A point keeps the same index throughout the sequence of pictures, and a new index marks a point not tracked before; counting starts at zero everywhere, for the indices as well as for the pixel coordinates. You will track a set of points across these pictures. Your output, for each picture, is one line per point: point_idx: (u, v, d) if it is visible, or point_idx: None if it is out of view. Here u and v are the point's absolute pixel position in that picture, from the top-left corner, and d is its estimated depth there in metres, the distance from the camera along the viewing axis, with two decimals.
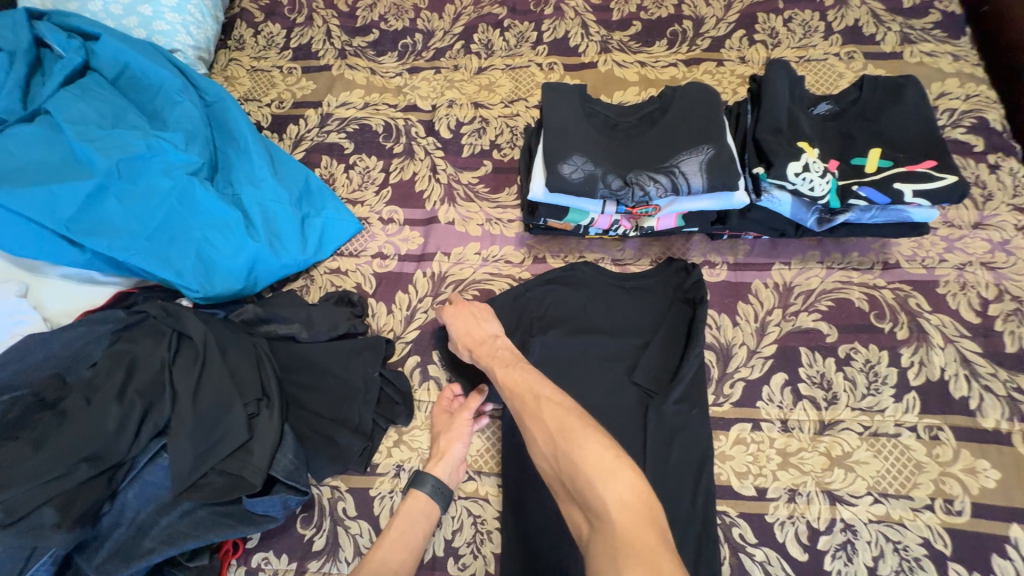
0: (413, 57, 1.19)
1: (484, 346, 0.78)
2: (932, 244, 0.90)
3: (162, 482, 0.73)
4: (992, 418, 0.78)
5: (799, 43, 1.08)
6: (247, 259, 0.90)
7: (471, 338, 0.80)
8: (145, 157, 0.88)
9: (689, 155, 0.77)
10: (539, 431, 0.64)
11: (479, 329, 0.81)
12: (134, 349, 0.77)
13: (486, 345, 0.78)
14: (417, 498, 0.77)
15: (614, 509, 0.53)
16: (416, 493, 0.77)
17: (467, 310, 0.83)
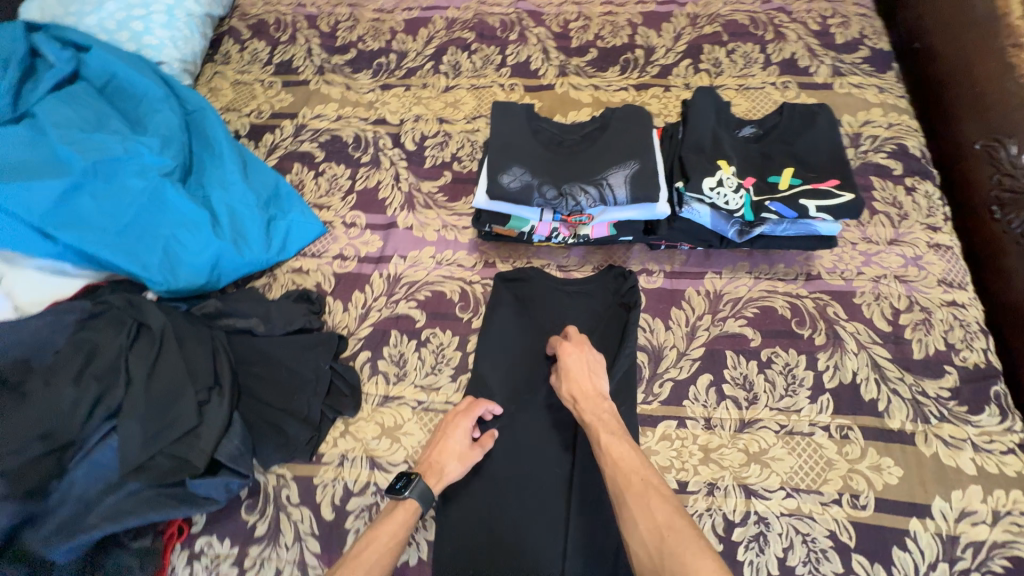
0: (386, 75, 1.28)
1: (594, 402, 0.79)
2: (851, 257, 0.97)
3: (109, 464, 0.76)
4: (897, 419, 0.84)
5: (740, 73, 1.17)
6: (211, 256, 0.96)
7: (586, 392, 0.80)
8: (122, 159, 0.95)
9: (616, 170, 0.85)
10: (643, 519, 0.65)
11: (591, 383, 0.81)
12: (95, 337, 0.82)
13: (596, 399, 0.79)
14: (405, 507, 0.75)
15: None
16: (407, 503, 0.75)
17: (588, 361, 0.82)
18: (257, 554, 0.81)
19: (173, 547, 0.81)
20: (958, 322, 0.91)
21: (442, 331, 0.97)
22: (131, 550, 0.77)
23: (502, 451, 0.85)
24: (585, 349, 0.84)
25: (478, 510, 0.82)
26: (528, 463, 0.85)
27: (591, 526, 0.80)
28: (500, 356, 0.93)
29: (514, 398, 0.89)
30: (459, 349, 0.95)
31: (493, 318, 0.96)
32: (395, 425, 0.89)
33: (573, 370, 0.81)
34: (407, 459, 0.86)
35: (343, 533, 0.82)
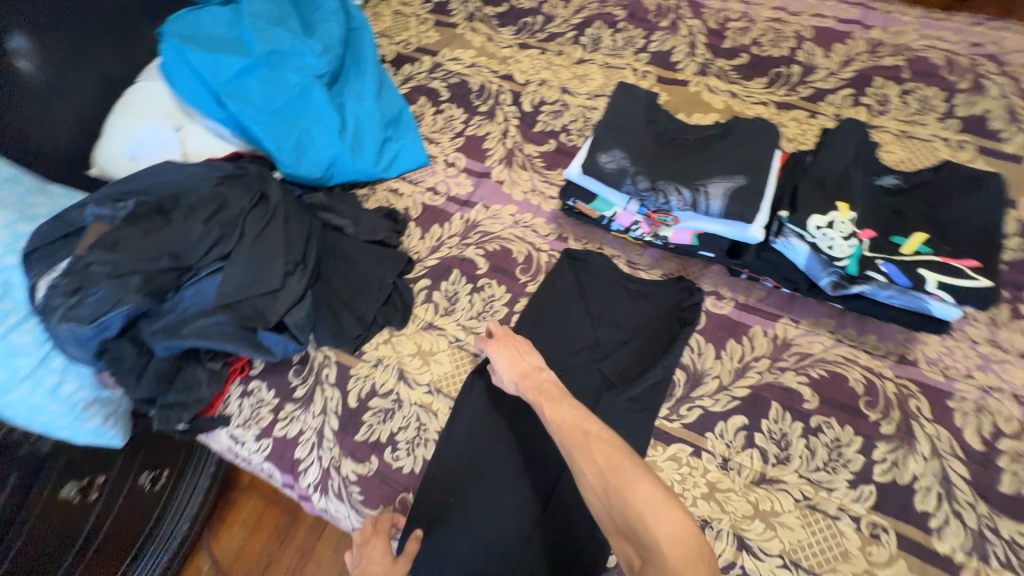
0: (527, 35, 1.31)
1: (527, 378, 0.80)
2: (964, 355, 0.84)
3: (209, 294, 0.91)
4: (948, 543, 0.73)
5: (908, 118, 1.01)
6: (331, 155, 1.09)
7: (513, 369, 0.81)
8: (289, 55, 1.10)
9: (719, 180, 0.81)
10: (589, 464, 0.63)
11: (519, 363, 0.82)
12: (228, 193, 0.98)
13: (523, 377, 0.80)
14: None
15: (664, 545, 0.54)
16: None
17: (515, 349, 0.84)
18: (290, 411, 0.95)
19: (234, 379, 0.98)
20: None
21: (497, 284, 1.01)
22: (206, 368, 0.93)
23: (509, 408, 0.88)
24: (512, 340, 0.86)
25: (473, 453, 0.85)
26: (531, 429, 0.86)
27: (570, 508, 0.80)
28: (543, 328, 0.94)
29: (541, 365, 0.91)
30: (506, 306, 0.99)
31: (543, 290, 0.98)
32: (429, 350, 0.97)
33: (501, 355, 0.84)
34: (430, 382, 0.94)
35: (358, 422, 0.92)
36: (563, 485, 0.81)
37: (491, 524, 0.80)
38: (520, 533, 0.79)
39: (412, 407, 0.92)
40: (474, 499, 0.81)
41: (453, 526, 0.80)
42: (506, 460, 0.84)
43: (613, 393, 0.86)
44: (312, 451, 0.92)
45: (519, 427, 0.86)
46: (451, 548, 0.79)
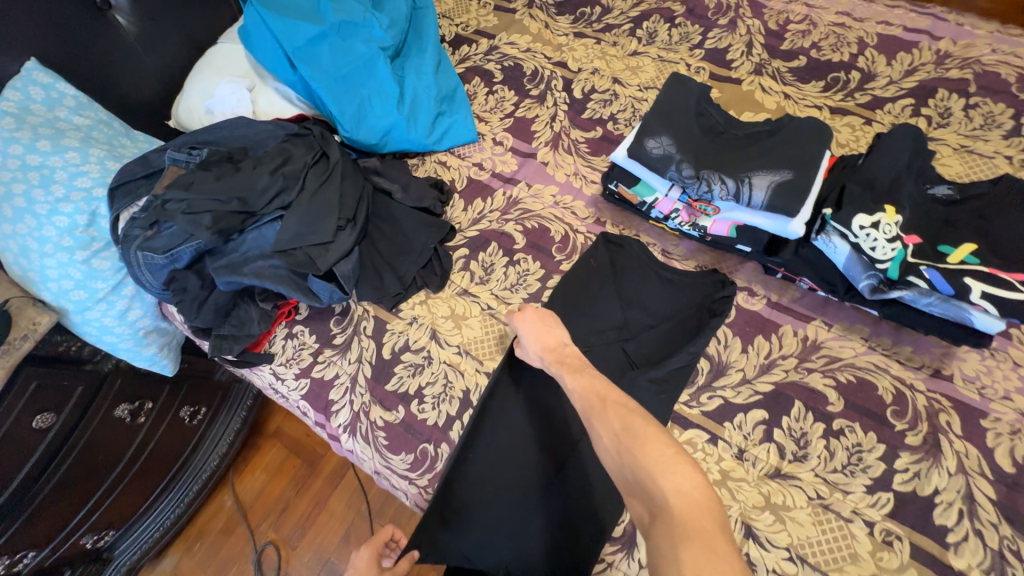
0: (584, 25, 1.34)
1: (552, 353, 0.82)
2: (1003, 376, 0.82)
3: (269, 240, 0.99)
4: (965, 560, 0.71)
5: (970, 132, 0.99)
6: (387, 124, 1.15)
7: (538, 344, 0.83)
8: (359, 26, 1.16)
9: (765, 173, 0.82)
10: (607, 425, 0.66)
11: (543, 338, 0.83)
12: (293, 150, 1.06)
13: (547, 353, 0.82)
14: None
15: (672, 499, 0.56)
16: None
17: (541, 325, 0.84)
18: (329, 355, 1.02)
19: (280, 321, 1.06)
20: None
21: (532, 260, 1.05)
22: (258, 307, 1.01)
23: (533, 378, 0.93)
24: (538, 316, 0.85)
25: (501, 415, 0.91)
26: (553, 399, 0.91)
27: (584, 473, 0.85)
28: (575, 307, 0.97)
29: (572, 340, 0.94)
30: (539, 281, 1.03)
31: (578, 267, 1.01)
32: (462, 315, 1.02)
33: (526, 333, 0.84)
34: (459, 344, 0.99)
35: (389, 373, 0.99)
36: (579, 452, 0.86)
37: (507, 483, 0.86)
38: (534, 489, 0.84)
39: (441, 365, 0.98)
40: (498, 455, 0.88)
41: (475, 479, 0.87)
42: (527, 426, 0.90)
43: (637, 373, 0.88)
44: (346, 395, 0.99)
45: (541, 399, 0.91)
46: (473, 496, 0.85)
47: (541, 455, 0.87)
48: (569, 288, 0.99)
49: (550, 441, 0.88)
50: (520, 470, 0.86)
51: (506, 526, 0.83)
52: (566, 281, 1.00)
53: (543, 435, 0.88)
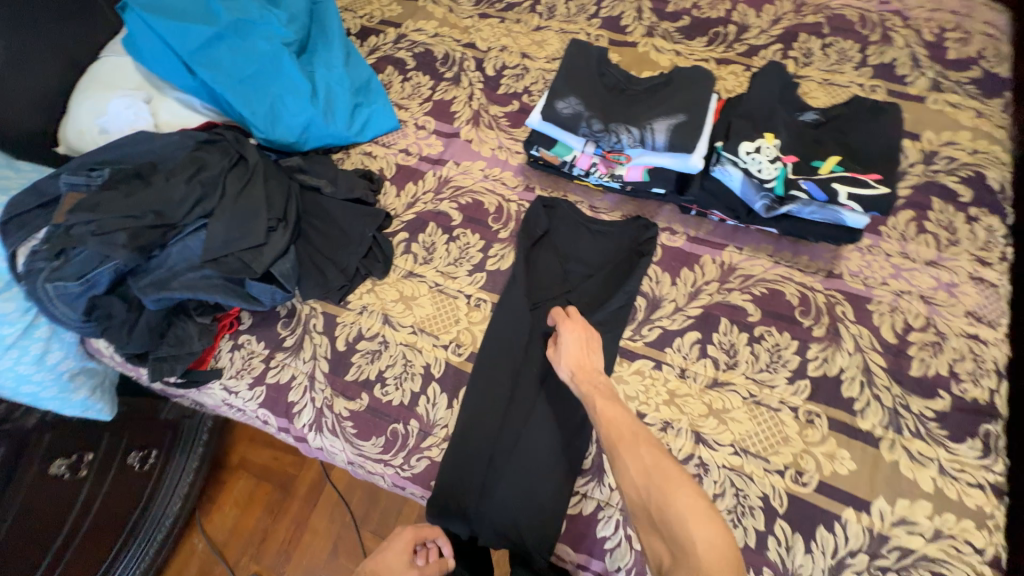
0: (487, 5, 1.38)
1: (582, 373, 0.84)
2: (880, 266, 0.96)
3: (196, 250, 0.96)
4: (869, 421, 0.85)
5: (829, 67, 1.14)
6: (304, 120, 1.13)
7: (573, 360, 0.85)
8: (256, 23, 1.13)
9: (663, 118, 0.92)
10: (637, 464, 0.70)
11: (576, 353, 0.86)
12: (206, 157, 1.02)
13: (574, 370, 0.84)
14: None
15: (698, 543, 0.61)
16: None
17: (574, 338, 0.87)
18: (281, 359, 1.01)
19: (224, 334, 1.03)
20: (972, 356, 0.88)
21: (471, 233, 1.09)
22: (196, 323, 0.98)
23: (504, 334, 0.97)
24: (572, 328, 0.87)
25: (488, 375, 0.95)
26: (519, 350, 0.96)
27: (560, 408, 0.91)
28: (528, 268, 1.03)
29: (530, 296, 1.00)
30: (481, 252, 1.07)
31: (524, 228, 1.06)
32: (411, 295, 1.04)
33: (562, 344, 0.87)
34: (413, 324, 1.01)
35: (347, 364, 0.99)
36: (549, 390, 0.93)
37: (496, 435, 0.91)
38: (520, 429, 0.91)
39: (398, 347, 0.99)
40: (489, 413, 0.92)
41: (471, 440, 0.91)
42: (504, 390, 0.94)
43: (585, 318, 0.95)
44: (305, 394, 0.98)
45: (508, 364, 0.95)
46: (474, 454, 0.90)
47: (522, 414, 0.92)
48: (523, 249, 1.04)
49: (526, 398, 0.93)
50: (504, 432, 0.91)
51: (513, 476, 0.88)
52: (520, 243, 1.04)
53: (521, 394, 0.93)
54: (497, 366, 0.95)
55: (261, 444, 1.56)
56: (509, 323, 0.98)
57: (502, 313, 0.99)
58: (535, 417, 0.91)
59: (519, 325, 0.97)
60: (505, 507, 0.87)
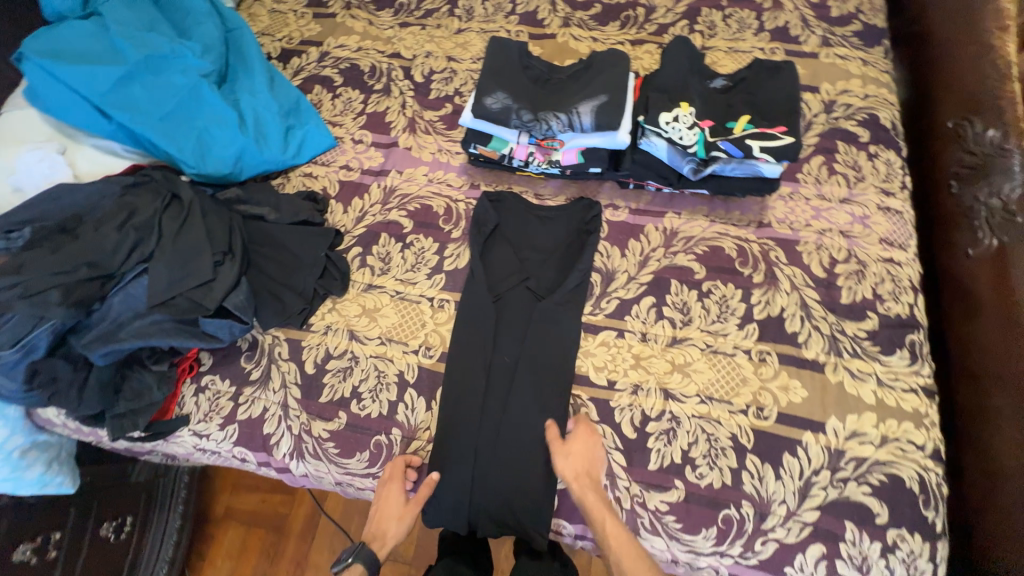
0: (406, 14, 1.39)
1: (587, 479, 0.86)
2: (802, 210, 1.05)
3: (140, 297, 0.93)
4: (813, 350, 0.93)
5: (732, 37, 1.23)
6: (236, 149, 1.11)
7: (580, 467, 0.86)
8: (169, 58, 1.10)
9: (586, 100, 0.97)
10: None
11: (583, 462, 0.87)
12: (136, 201, 0.98)
13: (581, 478, 0.85)
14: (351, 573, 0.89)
15: None
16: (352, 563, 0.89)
17: (582, 450, 0.88)
18: (250, 394, 0.99)
19: (184, 379, 1.00)
20: (890, 277, 0.98)
21: (425, 238, 1.10)
22: (152, 372, 0.94)
23: (471, 329, 0.99)
24: (585, 443, 0.89)
25: (462, 371, 0.96)
26: (489, 341, 0.98)
27: (536, 389, 0.95)
28: (485, 263, 1.06)
29: (490, 290, 1.03)
30: (437, 254, 1.08)
31: (474, 225, 1.09)
32: (374, 307, 1.04)
33: (571, 450, 0.88)
34: (380, 335, 1.02)
35: (320, 386, 0.98)
36: (524, 375, 0.96)
37: (479, 425, 0.94)
38: (501, 417, 0.94)
39: (368, 360, 0.99)
40: (469, 407, 0.94)
41: (455, 435, 0.93)
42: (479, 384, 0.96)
43: (546, 302, 1.00)
44: (280, 423, 0.97)
45: (479, 359, 0.97)
46: (460, 448, 0.92)
47: (500, 405, 0.95)
48: (477, 246, 1.06)
49: (500, 388, 0.96)
50: (484, 425, 0.94)
51: (501, 462, 0.91)
52: (472, 240, 1.06)
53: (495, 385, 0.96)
54: (470, 360, 0.97)
55: (245, 490, 1.49)
56: (474, 319, 1.00)
57: (466, 310, 1.01)
58: (513, 406, 0.94)
59: (484, 319, 1.00)
60: (497, 495, 0.91)
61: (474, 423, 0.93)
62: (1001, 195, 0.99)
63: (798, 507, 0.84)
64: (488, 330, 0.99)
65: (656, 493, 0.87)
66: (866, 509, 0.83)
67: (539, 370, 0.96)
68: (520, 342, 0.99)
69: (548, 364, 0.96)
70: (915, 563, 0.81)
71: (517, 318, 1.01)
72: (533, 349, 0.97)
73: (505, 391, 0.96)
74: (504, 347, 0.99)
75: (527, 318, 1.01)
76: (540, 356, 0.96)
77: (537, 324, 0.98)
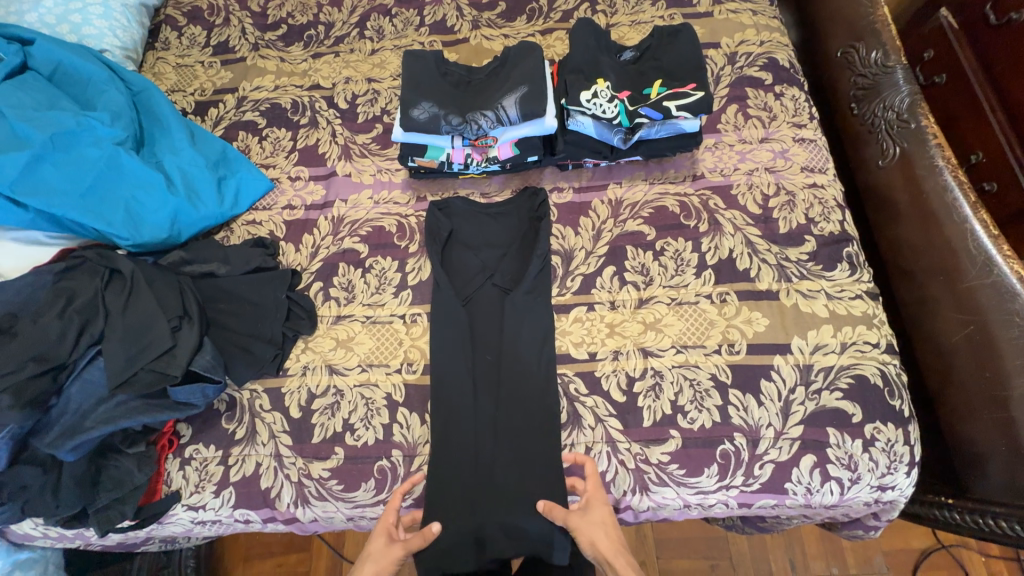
0: (317, 45, 1.39)
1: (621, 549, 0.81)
2: (729, 157, 1.12)
3: (99, 381, 0.89)
4: (765, 281, 1.00)
5: (632, 11, 1.30)
6: (169, 211, 1.08)
7: (610, 534, 0.82)
8: (77, 132, 1.05)
9: (509, 94, 1.00)
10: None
11: (609, 528, 0.83)
12: (73, 284, 0.94)
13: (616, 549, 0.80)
14: None
15: None
16: None
17: (603, 516, 0.84)
18: (239, 453, 0.96)
19: (166, 456, 0.96)
20: (818, 200, 1.06)
21: (384, 258, 1.10)
22: (129, 456, 0.90)
23: (449, 336, 1.01)
24: (604, 507, 0.85)
25: (449, 380, 0.98)
26: (468, 344, 1.00)
27: (523, 379, 0.97)
28: (449, 271, 1.08)
29: (459, 296, 1.05)
30: (398, 271, 1.09)
31: (429, 235, 1.10)
32: (348, 338, 1.04)
33: (594, 518, 0.83)
34: (360, 362, 1.01)
35: (310, 427, 0.97)
36: (508, 368, 0.98)
37: (476, 427, 0.96)
38: (495, 414, 0.96)
39: (353, 390, 0.99)
40: (463, 413, 0.96)
41: (455, 443, 0.94)
42: (468, 385, 0.98)
43: (513, 293, 1.02)
44: (277, 475, 0.95)
45: (462, 362, 0.99)
46: (464, 454, 0.94)
47: (491, 399, 0.97)
48: (437, 257, 1.08)
49: (489, 384, 0.98)
50: (481, 423, 0.96)
51: (506, 457, 0.93)
52: (432, 252, 1.08)
53: (484, 383, 0.98)
54: (454, 367, 0.99)
55: (256, 558, 1.41)
56: (448, 324, 1.02)
57: (438, 317, 1.02)
58: (505, 399, 0.97)
59: (458, 322, 1.02)
60: (506, 490, 0.92)
61: (471, 423, 0.95)
62: (894, 108, 1.10)
63: (784, 426, 0.90)
64: (464, 332, 1.01)
65: (656, 447, 0.91)
66: (843, 413, 0.90)
67: (521, 358, 0.99)
68: (497, 337, 1.02)
69: (528, 350, 0.99)
70: (893, 449, 0.88)
71: (490, 314, 1.04)
72: (511, 340, 1.00)
73: (493, 385, 0.98)
74: (482, 345, 1.01)
75: (498, 313, 1.03)
76: (519, 345, 0.99)
77: (509, 315, 1.01)
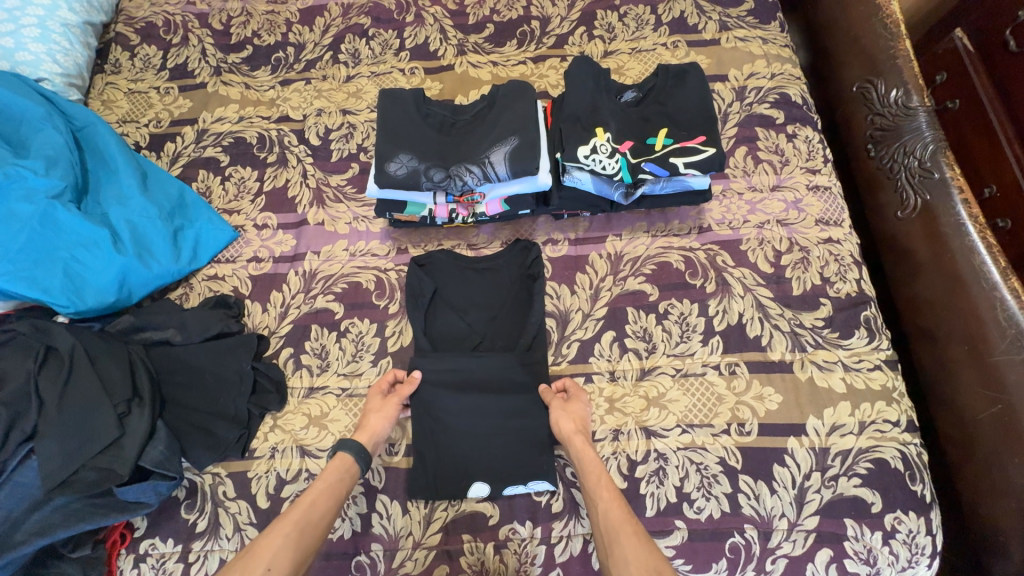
0: (285, 70, 1.25)
1: (584, 433, 0.84)
2: (737, 207, 1.03)
3: (32, 483, 0.79)
4: (778, 350, 0.92)
5: (632, 36, 1.19)
6: (116, 272, 0.96)
7: (579, 422, 0.85)
8: (4, 186, 0.92)
9: (497, 146, 0.90)
10: (637, 550, 0.68)
11: (581, 419, 0.86)
12: (4, 365, 0.83)
13: (579, 433, 0.83)
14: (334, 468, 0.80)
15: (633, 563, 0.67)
16: (341, 455, 0.82)
17: (581, 408, 0.87)
18: (200, 549, 0.86)
19: (119, 553, 0.86)
20: (833, 257, 0.98)
21: (360, 320, 1.00)
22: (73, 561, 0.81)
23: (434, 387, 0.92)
24: (583, 404, 0.87)
25: (435, 413, 0.90)
26: (454, 390, 0.91)
27: (518, 436, 0.89)
28: (433, 330, 0.98)
29: (443, 359, 0.94)
30: (377, 336, 0.99)
31: (409, 296, 0.99)
32: (321, 414, 0.94)
33: (573, 406, 0.87)
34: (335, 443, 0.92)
35: None
36: (502, 418, 0.90)
37: (463, 464, 0.88)
38: (486, 448, 0.88)
39: None
40: (447, 445, 0.89)
41: (438, 462, 0.88)
42: (464, 443, 0.89)
43: (518, 354, 0.94)
44: None
45: (455, 419, 0.90)
46: (446, 460, 0.88)
47: (484, 453, 0.88)
48: (419, 316, 0.97)
49: (477, 441, 0.89)
50: (468, 459, 0.88)
51: (492, 465, 0.87)
52: (414, 316, 0.97)
53: (478, 440, 0.89)
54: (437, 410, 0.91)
55: None
56: (442, 384, 0.92)
57: (430, 378, 0.92)
58: (501, 455, 0.88)
59: (453, 381, 0.92)
60: (489, 471, 0.87)
61: (455, 509, 0.87)
62: (916, 155, 1.02)
63: (798, 517, 0.83)
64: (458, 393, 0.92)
65: (659, 539, 0.83)
66: (861, 501, 0.83)
67: (524, 422, 0.90)
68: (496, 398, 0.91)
69: (531, 415, 0.90)
70: (915, 540, 0.81)
71: (490, 375, 0.92)
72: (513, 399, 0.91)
73: (481, 441, 0.89)
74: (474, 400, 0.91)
75: (497, 369, 0.93)
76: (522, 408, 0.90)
77: (513, 377, 0.92)
